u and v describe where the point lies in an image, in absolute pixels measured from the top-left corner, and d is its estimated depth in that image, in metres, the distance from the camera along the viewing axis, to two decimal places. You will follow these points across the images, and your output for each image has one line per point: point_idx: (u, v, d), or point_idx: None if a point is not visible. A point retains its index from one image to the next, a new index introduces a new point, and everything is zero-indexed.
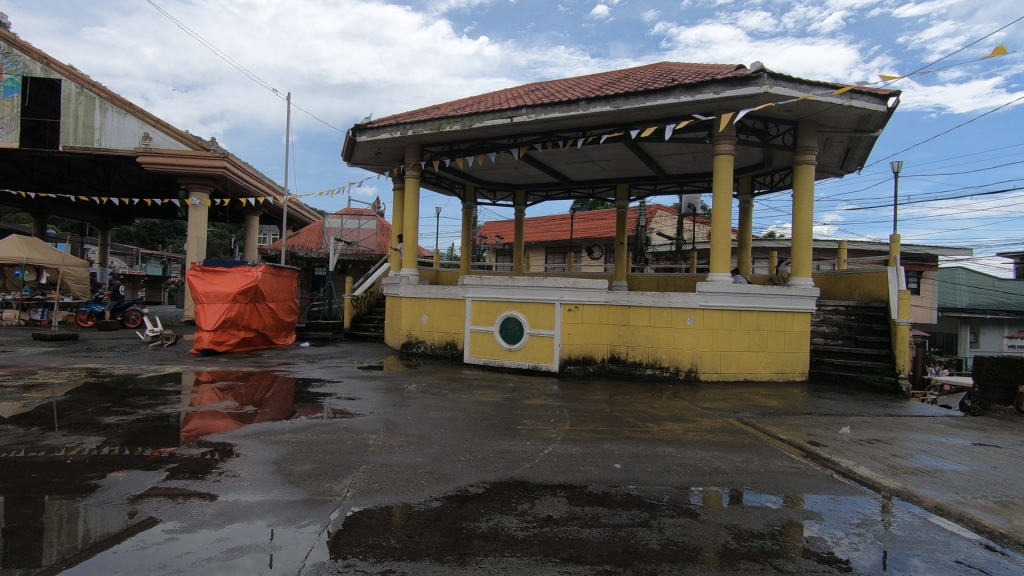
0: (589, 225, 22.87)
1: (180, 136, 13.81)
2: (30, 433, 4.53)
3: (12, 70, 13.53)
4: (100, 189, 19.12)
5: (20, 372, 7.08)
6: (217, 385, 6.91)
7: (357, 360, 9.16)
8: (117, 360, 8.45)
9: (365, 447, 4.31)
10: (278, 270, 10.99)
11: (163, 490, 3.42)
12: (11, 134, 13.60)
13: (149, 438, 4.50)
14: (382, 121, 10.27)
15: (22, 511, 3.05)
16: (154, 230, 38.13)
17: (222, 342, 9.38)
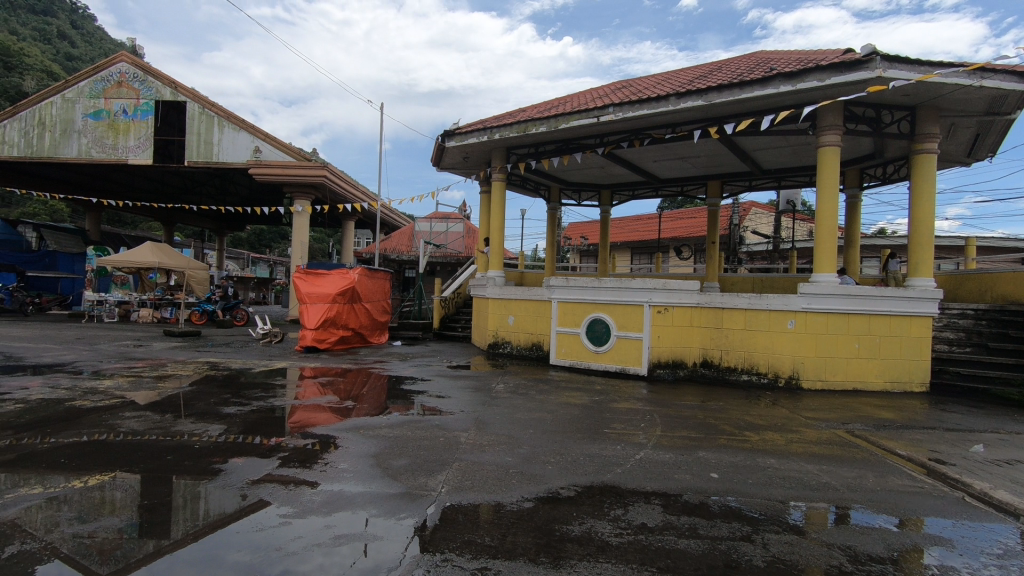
0: (676, 224, 22.10)
1: (286, 148, 14.90)
2: (163, 419, 5.05)
3: (146, 94, 15.12)
4: (218, 199, 21.04)
5: (155, 364, 7.96)
6: (319, 381, 7.38)
7: (446, 359, 9.44)
8: (234, 355, 9.25)
9: (457, 445, 4.41)
10: (373, 272, 11.56)
11: (277, 477, 3.69)
12: (145, 151, 15.18)
13: (262, 428, 4.87)
14: (470, 127, 10.53)
15: (158, 490, 3.40)
16: (262, 236, 41.52)
17: (323, 340, 9.98)
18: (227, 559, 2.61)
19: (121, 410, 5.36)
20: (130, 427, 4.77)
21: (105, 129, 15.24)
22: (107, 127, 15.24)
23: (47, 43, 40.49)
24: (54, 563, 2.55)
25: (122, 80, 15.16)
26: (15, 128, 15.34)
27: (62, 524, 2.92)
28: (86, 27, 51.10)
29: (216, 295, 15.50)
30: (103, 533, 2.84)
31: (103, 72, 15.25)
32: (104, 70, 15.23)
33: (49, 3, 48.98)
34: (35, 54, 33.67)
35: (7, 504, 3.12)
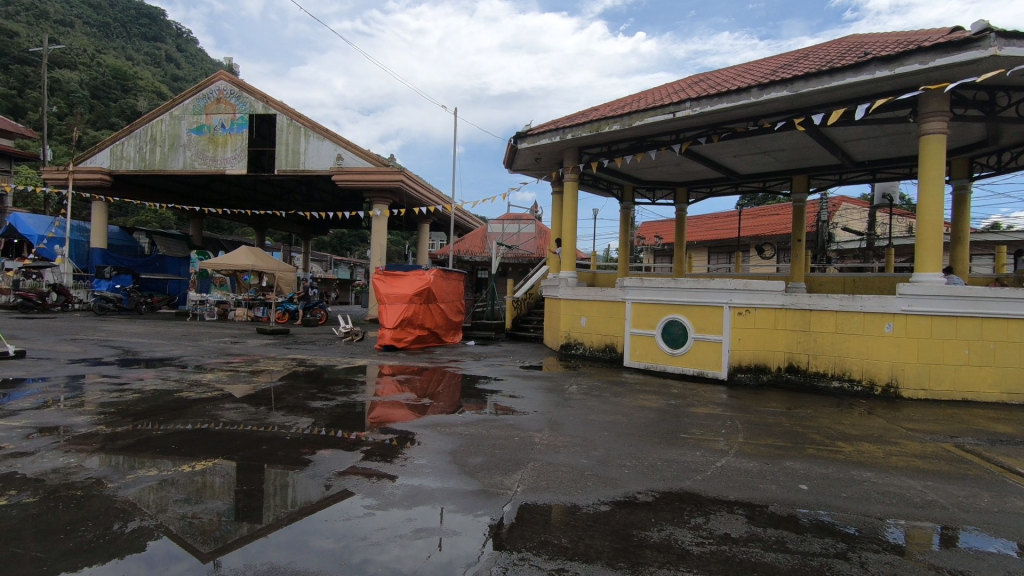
0: (757, 222, 21.08)
1: (365, 155, 15.56)
2: (258, 411, 5.42)
3: (241, 109, 16.28)
4: (304, 205, 22.29)
5: (250, 360, 8.55)
6: (397, 378, 7.65)
7: (519, 360, 9.50)
8: (319, 352, 9.78)
9: (532, 445, 4.42)
10: (447, 273, 11.83)
11: (360, 469, 3.86)
12: (240, 162, 16.33)
13: (346, 423, 5.11)
14: (542, 128, 10.54)
15: (254, 478, 3.65)
16: (343, 239, 43.61)
17: (400, 339, 10.32)
18: (314, 545, 2.76)
19: (221, 402, 5.79)
20: (230, 417, 5.15)
21: (206, 142, 16.53)
22: (208, 140, 16.53)
23: (156, 66, 44.52)
24: (165, 540, 2.79)
25: (221, 97, 16.40)
26: (131, 144, 16.96)
27: (171, 505, 3.19)
28: (188, 49, 55.71)
29: (297, 295, 16.43)
30: (205, 515, 3.08)
31: (205, 90, 16.57)
32: (205, 88, 16.55)
33: (157, 29, 53.77)
34: (146, 77, 37.12)
35: (127, 484, 3.46)
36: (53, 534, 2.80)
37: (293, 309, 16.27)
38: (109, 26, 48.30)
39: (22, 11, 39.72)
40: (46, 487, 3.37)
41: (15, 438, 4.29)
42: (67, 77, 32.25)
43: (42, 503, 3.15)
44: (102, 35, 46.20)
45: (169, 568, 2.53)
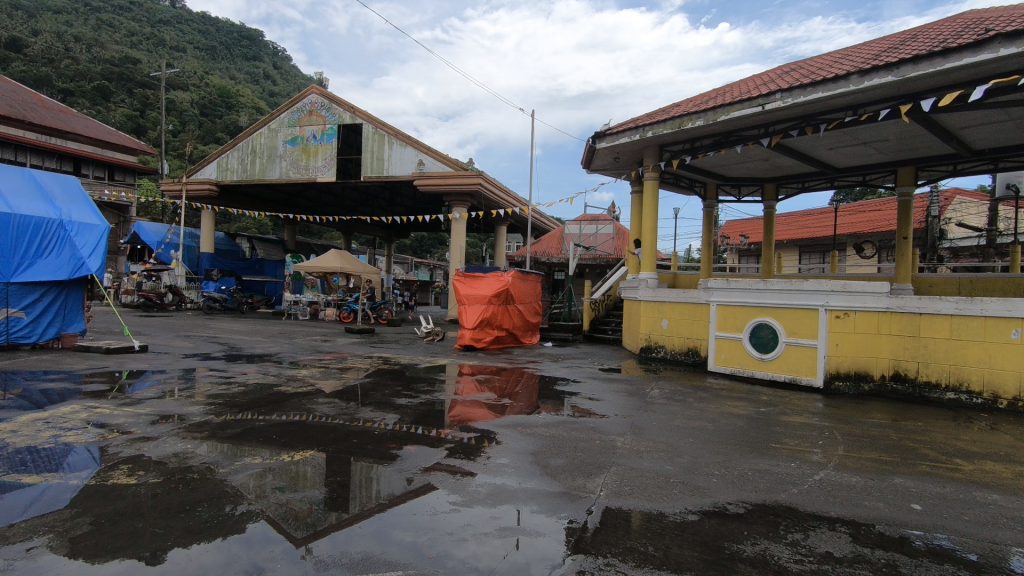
0: (856, 218, 19.60)
1: (445, 160, 15.97)
2: (349, 407, 5.69)
3: (331, 120, 17.21)
4: (387, 209, 23.21)
5: (340, 358, 9.00)
6: (477, 378, 7.79)
7: (597, 362, 9.37)
8: (403, 351, 10.14)
9: (614, 450, 4.34)
10: (525, 275, 11.90)
11: (445, 466, 3.95)
12: (330, 170, 17.25)
13: (430, 420, 5.26)
14: (622, 126, 10.37)
15: (346, 470, 3.83)
16: (423, 242, 45.09)
17: (479, 339, 10.49)
18: (399, 537, 2.85)
19: (314, 396, 6.14)
20: (323, 411, 5.45)
21: (299, 153, 17.60)
22: (301, 151, 17.59)
23: (256, 83, 48.12)
24: (263, 524, 2.99)
25: (313, 109, 17.42)
26: (235, 157, 18.38)
27: (271, 492, 3.41)
28: (283, 66, 59.80)
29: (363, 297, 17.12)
30: (300, 503, 3.27)
31: (299, 104, 17.68)
32: (299, 102, 17.65)
33: (257, 50, 58.22)
34: (247, 94, 40.18)
35: (236, 470, 3.75)
36: (170, 513, 3.07)
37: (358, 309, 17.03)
38: (216, 49, 52.74)
39: (144, 41, 44.24)
40: (166, 469, 3.71)
41: (142, 424, 4.75)
42: (181, 98, 35.52)
43: (165, 483, 3.47)
44: (210, 57, 50.57)
45: (268, 550, 2.71)
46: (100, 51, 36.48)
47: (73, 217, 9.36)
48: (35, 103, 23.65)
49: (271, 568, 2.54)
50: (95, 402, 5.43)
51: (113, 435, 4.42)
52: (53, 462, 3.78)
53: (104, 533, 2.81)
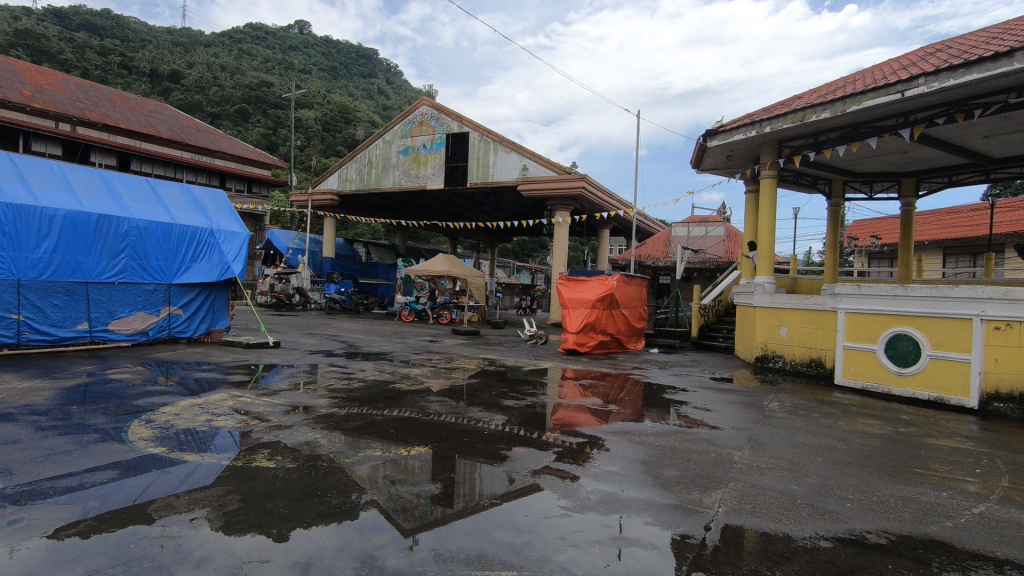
0: (1016, 215, 17.16)
1: (549, 164, 16.07)
2: (459, 405, 5.89)
3: (440, 130, 17.96)
4: (491, 214, 23.80)
5: (448, 358, 9.35)
6: (581, 382, 7.73)
7: (708, 370, 8.94)
8: (508, 353, 10.33)
9: (732, 464, 4.11)
10: (630, 279, 11.66)
11: (555, 470, 3.95)
12: (438, 177, 17.99)
13: (537, 423, 5.30)
14: (736, 122, 9.84)
15: (458, 467, 3.94)
16: (525, 246, 45.70)
17: (583, 344, 10.41)
18: (500, 537, 2.88)
19: (426, 394, 6.41)
20: (435, 409, 5.68)
21: (411, 162, 18.53)
22: (413, 160, 18.50)
23: (371, 99, 51.44)
24: (374, 513, 3.15)
25: (424, 120, 18.27)
26: (354, 168, 19.74)
27: (390, 484, 3.60)
28: (395, 82, 63.40)
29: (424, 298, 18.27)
30: (410, 496, 3.42)
31: (411, 116, 18.63)
32: (411, 114, 18.60)
33: (372, 68, 62.34)
34: (364, 109, 43.09)
35: (360, 461, 4.01)
36: (297, 496, 3.34)
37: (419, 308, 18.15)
38: (337, 70, 57.06)
39: (276, 66, 48.91)
40: (300, 456, 4.04)
41: (278, 413, 5.23)
42: (306, 115, 38.82)
43: (299, 468, 3.79)
44: (331, 77, 54.85)
45: (380, 538, 2.86)
46: (241, 77, 40.86)
47: (221, 226, 10.55)
48: (190, 126, 26.93)
49: (382, 556, 2.67)
50: (238, 391, 6.08)
51: (254, 422, 4.91)
52: (205, 444, 4.26)
53: (244, 511, 3.11)
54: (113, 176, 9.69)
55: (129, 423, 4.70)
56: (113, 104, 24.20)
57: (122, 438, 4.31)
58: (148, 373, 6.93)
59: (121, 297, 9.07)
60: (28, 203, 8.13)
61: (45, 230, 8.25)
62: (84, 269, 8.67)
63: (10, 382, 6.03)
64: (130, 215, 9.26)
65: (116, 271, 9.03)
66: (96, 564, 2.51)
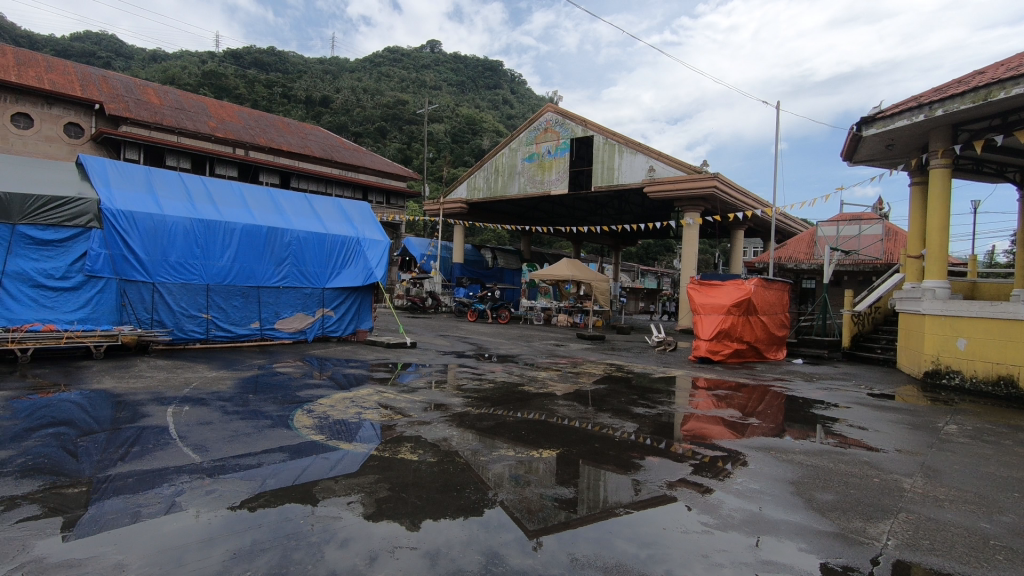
0: None
1: (678, 164, 15.48)
2: (588, 411, 5.85)
3: (565, 135, 18.05)
4: (616, 217, 23.46)
5: (574, 362, 9.35)
6: (716, 392, 7.31)
7: (864, 385, 8.01)
8: (635, 359, 10.08)
9: (901, 492, 3.64)
10: (770, 283, 10.83)
11: (692, 483, 3.77)
12: (563, 182, 18.10)
13: (669, 433, 5.11)
14: (899, 106, 8.76)
15: (589, 473, 3.92)
16: (650, 249, 44.46)
17: (717, 352, 9.87)
18: (625, 548, 2.81)
19: (554, 398, 6.46)
20: (563, 413, 5.71)
21: (535, 169, 18.85)
22: (537, 167, 18.81)
23: (496, 109, 53.21)
24: (504, 512, 3.22)
25: (548, 127, 18.51)
26: (481, 176, 20.52)
27: (523, 485, 3.66)
28: (519, 91, 64.94)
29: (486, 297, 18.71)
30: (540, 498, 3.45)
31: (536, 123, 18.98)
32: (536, 121, 18.94)
33: (497, 79, 64.42)
34: (490, 119, 44.61)
35: (494, 460, 4.14)
36: (436, 489, 3.53)
37: (481, 308, 18.73)
38: (465, 83, 59.81)
39: (411, 85, 52.44)
40: (440, 451, 4.28)
41: (418, 409, 5.58)
42: (437, 129, 41.18)
43: (439, 463, 4.00)
44: (460, 91, 57.58)
45: (506, 536, 2.92)
46: (381, 98, 44.34)
47: (365, 235, 11.53)
48: (339, 145, 29.78)
49: (508, 554, 2.72)
50: (382, 387, 6.57)
51: (397, 417, 5.27)
52: (355, 434, 4.66)
53: (389, 499, 3.35)
54: (279, 193, 10.99)
55: (294, 412, 5.28)
56: (277, 130, 27.52)
57: (289, 424, 4.87)
58: (307, 368, 7.76)
59: (285, 299, 10.25)
60: (215, 218, 9.51)
61: (227, 242, 9.58)
62: (257, 275, 9.92)
63: (202, 371, 7.06)
64: (292, 227, 10.44)
65: (281, 277, 10.22)
66: (261, 534, 2.84)
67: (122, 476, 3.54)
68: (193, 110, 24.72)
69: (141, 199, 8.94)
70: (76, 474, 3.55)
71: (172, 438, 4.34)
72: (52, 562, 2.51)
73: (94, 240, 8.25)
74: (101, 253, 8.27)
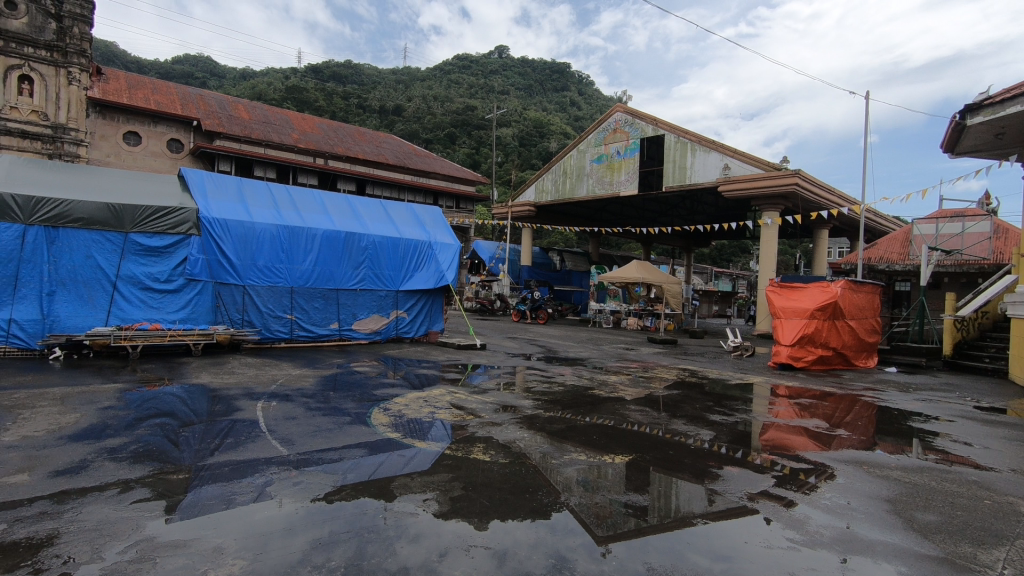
0: None
1: (756, 161, 14.83)
2: (660, 417, 5.71)
3: (635, 135, 17.71)
4: (688, 217, 22.78)
5: (645, 366, 9.15)
6: (799, 401, 6.92)
7: (969, 397, 7.32)
8: (710, 365, 9.72)
9: (1017, 517, 3.30)
10: (859, 286, 10.14)
11: (775, 496, 3.58)
12: (632, 183, 17.78)
13: (749, 442, 4.88)
14: (1010, 91, 7.96)
15: (664, 481, 3.81)
16: (723, 251, 42.84)
17: (799, 358, 9.34)
18: (697, 561, 2.71)
19: (625, 402, 6.34)
20: (635, 418, 5.60)
21: (605, 170, 18.63)
22: (606, 168, 18.59)
23: (564, 112, 53.08)
24: (578, 517, 3.20)
25: (617, 127, 18.25)
26: (549, 179, 20.50)
27: (596, 490, 3.62)
28: (586, 92, 64.47)
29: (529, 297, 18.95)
30: (611, 504, 3.39)
31: (604, 124, 18.77)
32: (605, 122, 18.73)
33: (564, 81, 64.26)
34: (557, 122, 44.55)
35: (566, 463, 4.12)
36: (509, 490, 3.55)
37: (524, 308, 19.07)
38: (532, 87, 60.11)
39: (479, 90, 53.32)
40: (512, 453, 4.31)
41: (489, 410, 5.65)
42: (506, 133, 41.64)
43: (512, 464, 4.03)
44: (527, 94, 57.93)
45: (573, 540, 2.90)
46: (450, 105, 45.35)
47: (437, 239, 11.82)
48: (410, 152, 30.73)
49: (582, 559, 2.69)
50: (454, 388, 6.70)
51: (469, 417, 5.36)
52: (429, 433, 4.78)
53: (463, 498, 3.40)
54: (356, 200, 11.48)
55: (371, 410, 5.49)
56: (353, 139, 28.79)
57: (367, 421, 5.07)
58: (382, 368, 8.04)
59: (362, 301, 10.69)
60: (298, 225, 10.06)
61: (309, 247, 10.11)
62: (336, 278, 10.41)
63: (287, 369, 7.49)
64: (368, 232, 10.86)
65: (359, 279, 10.67)
66: (338, 526, 2.97)
67: (218, 466, 3.81)
68: (278, 123, 26.32)
69: (234, 207, 9.61)
70: (178, 462, 3.85)
71: (261, 431, 4.62)
72: (158, 541, 2.73)
73: (193, 246, 8.95)
74: (199, 258, 8.97)
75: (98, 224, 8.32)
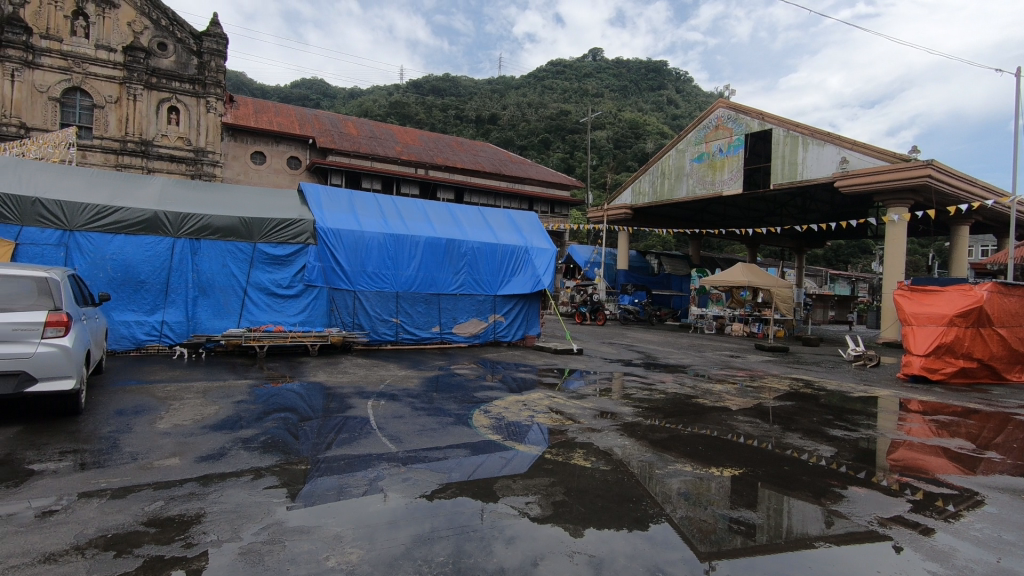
0: None
1: (879, 152, 13.56)
2: (773, 429, 5.35)
3: (739, 131, 16.82)
4: (800, 216, 21.26)
5: (754, 375, 8.63)
6: (936, 417, 6.19)
7: None
8: (828, 375, 8.97)
9: None
10: (1010, 288, 8.91)
11: (911, 522, 3.23)
12: (737, 182, 16.91)
13: (877, 462, 4.44)
14: None
15: (778, 498, 3.57)
16: (840, 252, 39.53)
17: (936, 370, 8.36)
18: None
19: (732, 413, 6.01)
20: (744, 430, 5.29)
21: (706, 169, 17.89)
22: (708, 167, 17.84)
23: (660, 111, 51.64)
24: (684, 530, 3.07)
25: (719, 124, 17.46)
26: (646, 180, 20.00)
27: (702, 503, 3.46)
28: (684, 89, 62.31)
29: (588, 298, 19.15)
30: (717, 520, 3.23)
31: (705, 121, 18.04)
32: (706, 119, 18.00)
33: (661, 79, 62.53)
34: (654, 121, 43.39)
35: (670, 474, 3.99)
36: (611, 499, 3.49)
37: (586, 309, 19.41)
38: (627, 87, 59.08)
39: (573, 95, 53.28)
40: (612, 460, 4.23)
41: (589, 416, 5.59)
42: (600, 136, 41.19)
43: (614, 472, 3.96)
44: (622, 95, 57.04)
45: (674, 554, 2.79)
46: (544, 111, 45.67)
47: (534, 244, 11.91)
48: (506, 160, 31.30)
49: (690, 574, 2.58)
50: (552, 392, 6.71)
51: (569, 423, 5.33)
52: (529, 437, 4.81)
53: (564, 503, 3.39)
54: (456, 207, 11.87)
55: (473, 412, 5.63)
56: (452, 149, 29.87)
57: (470, 423, 5.21)
58: (481, 371, 8.23)
59: (461, 306, 11.03)
60: (403, 232, 10.57)
61: (412, 253, 10.58)
62: (438, 284, 10.81)
63: (393, 370, 7.89)
64: (468, 238, 11.18)
65: (459, 285, 11.00)
66: (441, 523, 3.07)
67: (334, 459, 4.08)
68: (384, 137, 27.95)
69: (345, 217, 10.29)
70: (299, 453, 4.18)
71: (372, 428, 4.90)
72: (285, 526, 2.97)
73: (311, 254, 9.71)
74: (316, 265, 9.70)
75: (232, 235, 9.28)
